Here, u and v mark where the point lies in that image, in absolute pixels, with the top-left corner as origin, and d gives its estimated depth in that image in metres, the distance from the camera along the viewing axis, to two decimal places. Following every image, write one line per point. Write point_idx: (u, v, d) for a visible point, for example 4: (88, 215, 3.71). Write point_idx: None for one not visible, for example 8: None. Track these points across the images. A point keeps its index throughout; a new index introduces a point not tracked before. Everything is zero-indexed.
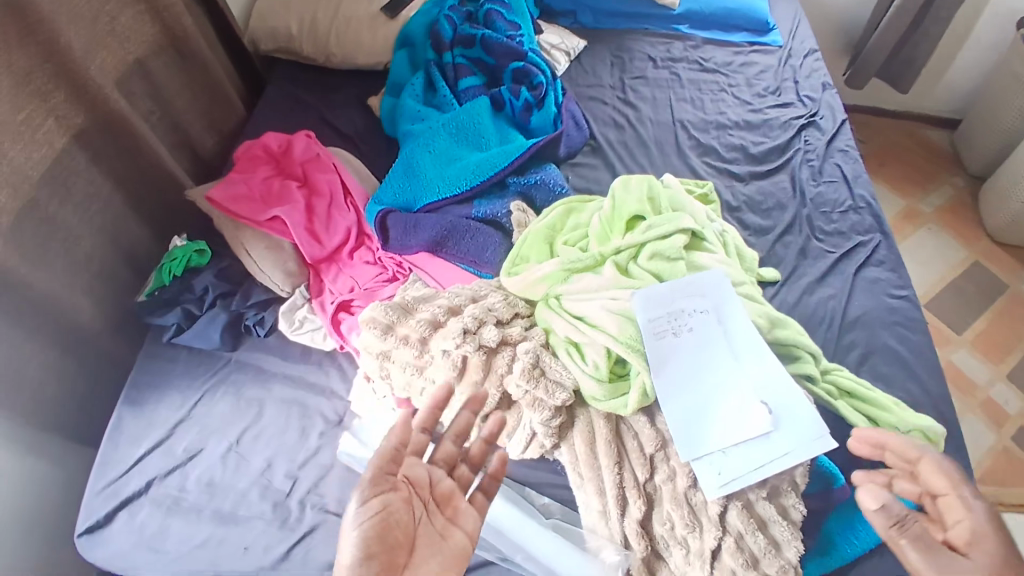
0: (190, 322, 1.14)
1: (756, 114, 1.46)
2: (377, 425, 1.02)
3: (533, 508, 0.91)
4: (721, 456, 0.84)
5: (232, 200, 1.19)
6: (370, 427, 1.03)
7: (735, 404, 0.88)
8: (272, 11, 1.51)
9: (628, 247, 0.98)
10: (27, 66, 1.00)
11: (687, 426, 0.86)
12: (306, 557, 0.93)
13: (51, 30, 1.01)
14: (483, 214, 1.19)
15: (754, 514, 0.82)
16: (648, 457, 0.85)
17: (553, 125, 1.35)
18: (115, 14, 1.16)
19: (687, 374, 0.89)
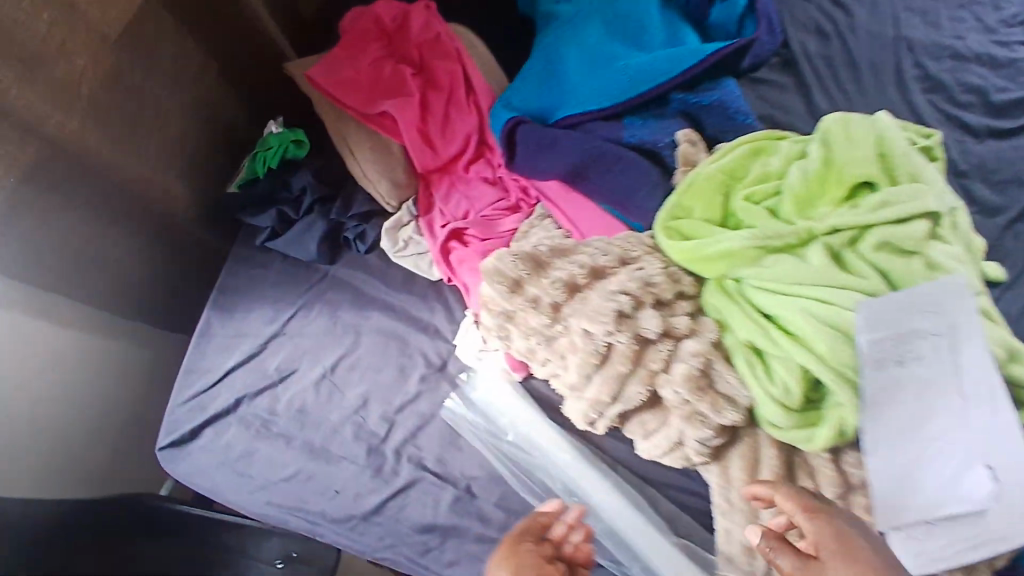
0: (285, 227, 1.01)
1: (1005, 46, 1.08)
2: (493, 388, 0.89)
3: (660, 519, 0.79)
4: (925, 531, 0.66)
5: (336, 83, 1.00)
6: (485, 388, 0.89)
7: (964, 470, 0.66)
8: None
9: (846, 227, 0.75)
10: None
11: (887, 483, 0.67)
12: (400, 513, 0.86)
13: None
14: (639, 140, 0.93)
15: None
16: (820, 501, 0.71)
17: (736, 26, 1.06)
18: None
19: (903, 419, 0.68)
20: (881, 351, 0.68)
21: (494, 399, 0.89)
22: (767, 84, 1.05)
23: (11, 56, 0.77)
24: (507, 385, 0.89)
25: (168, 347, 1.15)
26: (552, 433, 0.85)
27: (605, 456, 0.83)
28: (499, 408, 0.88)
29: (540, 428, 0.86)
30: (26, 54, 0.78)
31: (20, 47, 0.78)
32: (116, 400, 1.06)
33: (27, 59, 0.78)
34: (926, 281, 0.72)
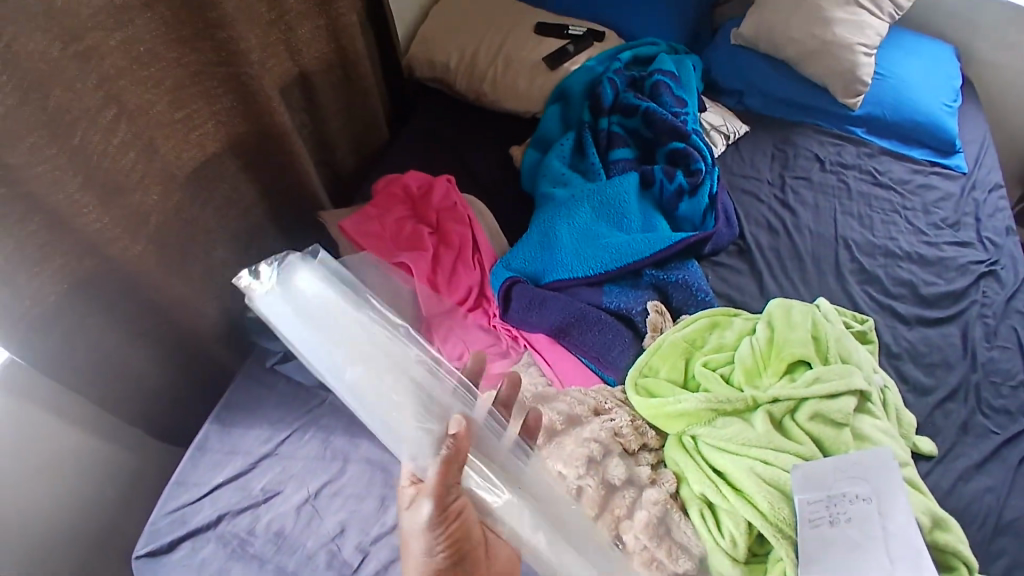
0: (295, 353, 1.14)
1: (931, 248, 1.29)
2: (298, 314, 0.71)
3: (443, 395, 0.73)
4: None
5: (362, 235, 1.17)
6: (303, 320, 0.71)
7: None
8: (437, 45, 1.52)
9: (786, 397, 0.86)
10: (197, 66, 1.02)
11: None
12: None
13: (230, 33, 1.01)
14: (616, 306, 1.08)
15: None
16: None
17: (700, 218, 1.25)
18: (294, 26, 1.17)
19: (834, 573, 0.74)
20: (818, 509, 0.76)
21: (336, 327, 0.71)
22: (726, 265, 1.24)
23: (101, 188, 0.90)
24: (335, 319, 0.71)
25: (157, 454, 1.20)
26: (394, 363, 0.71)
27: None
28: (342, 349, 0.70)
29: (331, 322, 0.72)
30: (114, 187, 0.93)
31: (111, 182, 0.92)
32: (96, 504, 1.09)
33: (111, 191, 0.92)
34: (856, 451, 0.83)
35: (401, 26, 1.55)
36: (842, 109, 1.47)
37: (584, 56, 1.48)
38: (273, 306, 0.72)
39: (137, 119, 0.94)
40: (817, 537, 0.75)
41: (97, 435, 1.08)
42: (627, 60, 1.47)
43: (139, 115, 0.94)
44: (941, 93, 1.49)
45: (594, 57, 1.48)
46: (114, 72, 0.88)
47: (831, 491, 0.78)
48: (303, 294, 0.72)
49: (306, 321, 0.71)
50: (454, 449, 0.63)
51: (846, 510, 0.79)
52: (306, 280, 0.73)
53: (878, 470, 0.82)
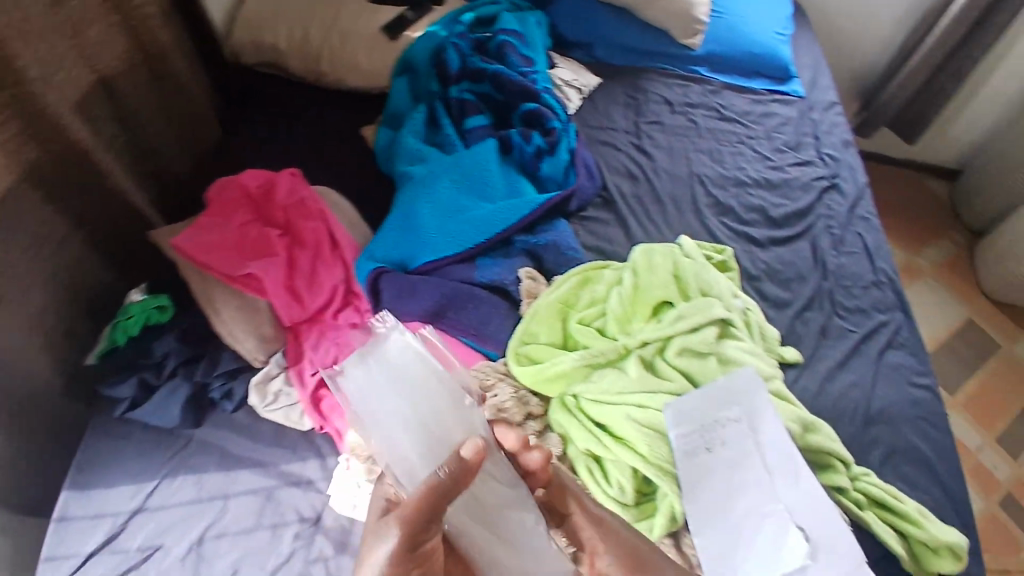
0: (145, 394, 1.04)
1: (777, 172, 1.37)
2: (381, 395, 0.58)
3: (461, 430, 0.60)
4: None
5: (202, 250, 1.07)
6: (404, 400, 0.58)
7: (773, 540, 0.77)
8: (260, 26, 1.39)
9: (654, 339, 0.89)
10: None
11: (724, 560, 0.76)
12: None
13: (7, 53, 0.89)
14: (490, 279, 1.06)
15: None
16: None
17: (563, 176, 1.25)
18: (85, 28, 1.02)
19: (719, 496, 0.79)
20: (694, 438, 0.80)
21: (418, 384, 0.59)
22: (594, 218, 1.25)
23: None
24: (424, 377, 0.59)
25: None
26: (429, 421, 0.59)
27: None
28: (411, 409, 0.58)
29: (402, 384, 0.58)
30: None
31: None
32: None
33: None
34: (722, 375, 0.88)
35: (214, 9, 1.39)
36: (683, 50, 1.51)
37: (424, 23, 1.42)
38: (369, 381, 0.58)
39: None
40: (698, 464, 0.80)
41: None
42: (469, 23, 1.42)
43: None
44: (771, 23, 1.57)
45: (434, 24, 1.41)
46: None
47: (705, 419, 0.82)
48: (391, 369, 0.59)
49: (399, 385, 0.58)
50: (452, 473, 0.56)
51: (723, 435, 0.83)
52: (396, 355, 0.59)
53: (747, 393, 0.87)
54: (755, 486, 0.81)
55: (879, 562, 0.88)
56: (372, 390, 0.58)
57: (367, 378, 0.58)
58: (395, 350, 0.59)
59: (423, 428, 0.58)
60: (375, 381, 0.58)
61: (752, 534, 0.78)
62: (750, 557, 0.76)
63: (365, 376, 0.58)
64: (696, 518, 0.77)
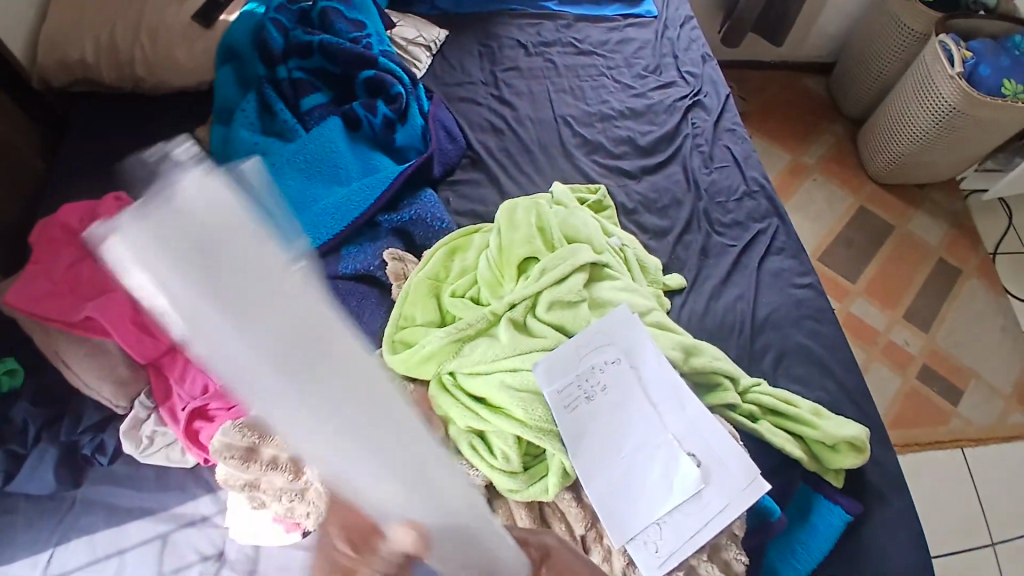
0: (19, 464, 0.91)
1: (640, 99, 1.35)
2: (219, 289, 0.26)
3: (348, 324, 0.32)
4: (655, 531, 0.75)
5: (30, 300, 0.94)
6: (249, 282, 0.27)
7: (665, 471, 0.78)
8: (55, 37, 1.20)
9: (522, 298, 0.86)
10: None
11: (620, 502, 0.76)
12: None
13: None
14: (353, 269, 1.00)
15: (719, 558, 0.75)
16: (578, 539, 0.75)
17: (421, 141, 1.18)
18: None
19: (606, 440, 0.79)
20: (569, 390, 0.79)
21: (254, 258, 0.27)
22: (464, 180, 1.19)
23: None
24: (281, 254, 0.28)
25: None
26: (307, 311, 0.29)
27: None
28: (296, 324, 0.28)
29: (235, 254, 0.26)
30: None
31: None
32: None
33: None
34: (598, 320, 0.87)
35: None
36: None
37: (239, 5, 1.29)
38: (159, 253, 0.25)
39: None
40: (580, 416, 0.79)
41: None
42: None
43: None
44: None
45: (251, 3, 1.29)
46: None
47: (580, 369, 0.81)
48: (216, 238, 0.26)
49: (217, 260, 0.26)
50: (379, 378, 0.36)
51: (602, 381, 0.82)
52: (223, 208, 0.26)
53: (622, 333, 0.86)
54: (642, 422, 0.81)
55: (777, 466, 0.90)
56: (203, 284, 0.26)
57: (169, 252, 0.25)
58: (202, 198, 0.25)
59: (298, 337, 0.29)
60: (180, 260, 0.25)
61: (644, 470, 0.78)
62: (645, 495, 0.77)
63: (165, 246, 0.25)
64: (588, 469, 0.76)
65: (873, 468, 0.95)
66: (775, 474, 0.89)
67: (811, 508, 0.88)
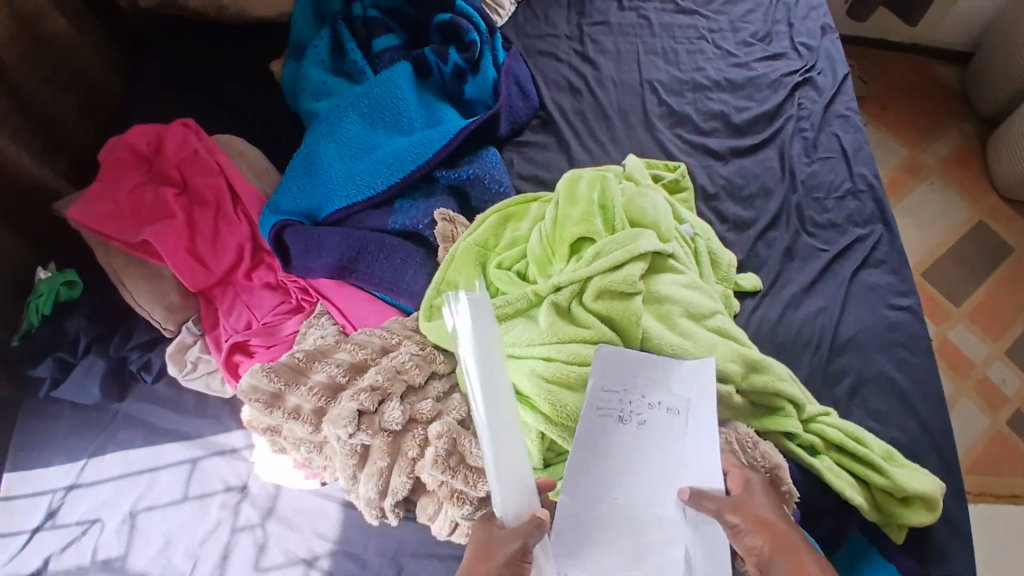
0: (66, 373, 0.97)
1: (742, 69, 1.20)
2: (484, 342, 0.60)
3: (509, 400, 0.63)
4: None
5: (93, 216, 0.97)
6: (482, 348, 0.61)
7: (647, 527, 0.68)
8: None
9: (569, 282, 0.79)
10: None
11: (579, 531, 0.67)
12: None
13: None
14: (402, 225, 0.96)
15: None
16: None
17: (492, 96, 1.10)
18: None
19: (606, 466, 0.70)
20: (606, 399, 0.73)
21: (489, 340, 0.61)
22: (533, 143, 1.10)
23: None
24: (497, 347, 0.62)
25: None
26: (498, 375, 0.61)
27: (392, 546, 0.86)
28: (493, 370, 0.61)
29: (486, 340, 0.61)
30: None
31: None
32: None
33: None
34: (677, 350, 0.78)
35: None
36: None
37: None
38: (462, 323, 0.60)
39: None
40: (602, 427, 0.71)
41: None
42: None
43: None
44: None
45: None
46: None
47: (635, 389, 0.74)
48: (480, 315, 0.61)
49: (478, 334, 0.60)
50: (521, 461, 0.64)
51: (646, 413, 0.73)
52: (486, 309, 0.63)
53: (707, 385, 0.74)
54: (655, 468, 0.71)
55: (832, 506, 0.80)
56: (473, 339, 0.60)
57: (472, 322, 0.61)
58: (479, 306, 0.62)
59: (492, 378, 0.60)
60: (475, 324, 0.61)
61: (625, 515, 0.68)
62: (607, 537, 0.67)
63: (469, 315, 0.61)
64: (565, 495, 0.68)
65: (946, 528, 0.82)
66: (828, 514, 0.80)
67: (860, 560, 0.80)
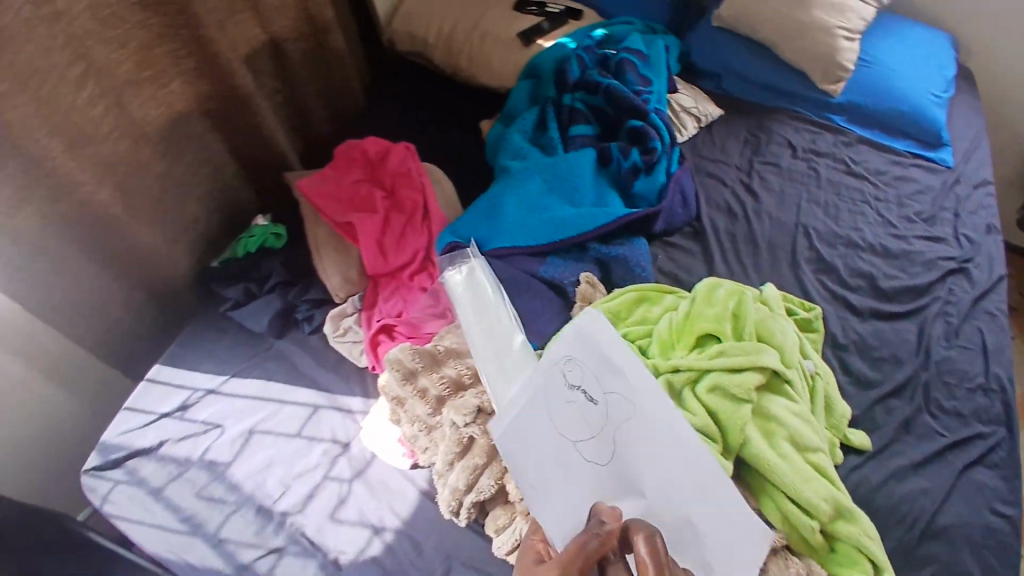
0: (248, 300, 1.18)
1: (899, 241, 1.26)
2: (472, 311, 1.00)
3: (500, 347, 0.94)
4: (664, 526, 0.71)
5: (319, 193, 1.22)
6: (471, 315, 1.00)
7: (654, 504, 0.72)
8: (415, 17, 1.53)
9: (687, 368, 0.88)
10: (139, 39, 1.08)
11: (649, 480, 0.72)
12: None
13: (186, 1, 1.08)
14: (552, 277, 1.10)
15: None
16: None
17: (656, 197, 1.24)
18: None
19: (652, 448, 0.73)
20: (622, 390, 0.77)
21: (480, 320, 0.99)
22: (680, 246, 1.23)
23: (66, 134, 0.99)
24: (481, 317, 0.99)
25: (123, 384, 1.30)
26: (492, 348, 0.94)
27: (451, 546, 0.93)
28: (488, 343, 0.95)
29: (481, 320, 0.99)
30: (79, 132, 1.02)
31: (81, 131, 1.02)
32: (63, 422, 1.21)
33: (82, 139, 1.03)
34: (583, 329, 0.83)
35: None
36: (821, 95, 1.43)
37: (558, 33, 1.47)
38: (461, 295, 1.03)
39: (103, 78, 1.04)
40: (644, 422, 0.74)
41: (49, 380, 1.16)
42: (599, 40, 1.45)
43: (106, 76, 1.04)
44: (930, 83, 1.43)
45: (568, 35, 1.47)
46: (81, 31, 0.98)
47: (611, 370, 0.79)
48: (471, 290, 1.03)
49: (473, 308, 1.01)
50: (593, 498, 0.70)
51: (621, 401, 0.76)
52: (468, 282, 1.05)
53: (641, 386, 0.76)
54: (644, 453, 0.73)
55: None
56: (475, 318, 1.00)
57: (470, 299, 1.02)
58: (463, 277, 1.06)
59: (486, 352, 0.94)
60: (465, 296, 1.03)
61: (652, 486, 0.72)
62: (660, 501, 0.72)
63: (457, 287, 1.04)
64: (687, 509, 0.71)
65: None
66: None
67: None
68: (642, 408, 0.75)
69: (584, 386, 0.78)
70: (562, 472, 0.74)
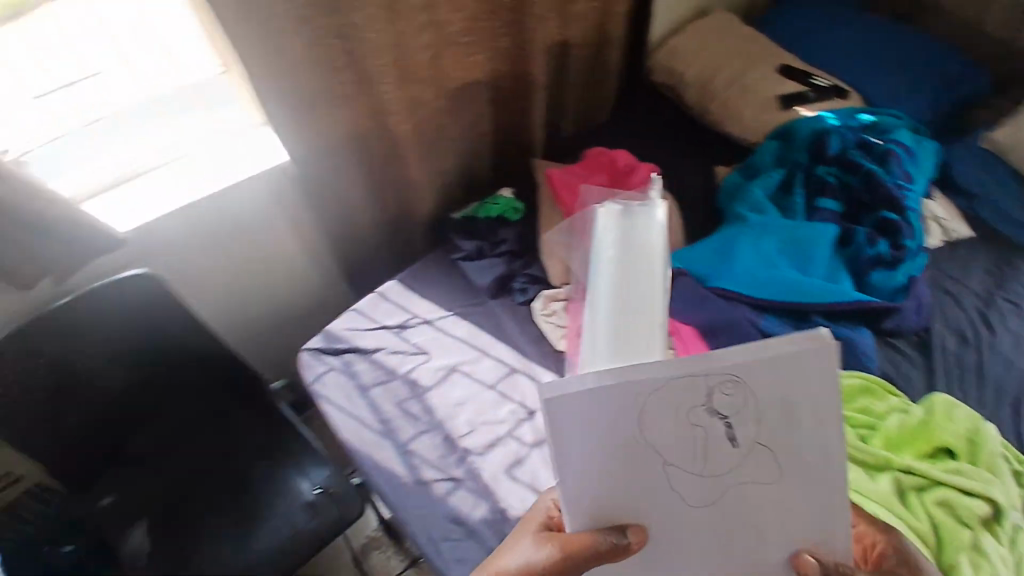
0: (478, 256, 1.31)
1: None
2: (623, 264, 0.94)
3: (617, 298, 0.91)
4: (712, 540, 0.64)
5: (564, 185, 1.33)
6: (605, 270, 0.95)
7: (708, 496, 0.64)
8: (683, 54, 1.61)
9: (918, 474, 0.95)
10: (473, 11, 1.23)
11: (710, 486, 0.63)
12: (427, 497, 1.05)
13: None
14: (772, 333, 1.15)
15: None
16: None
17: (892, 292, 1.24)
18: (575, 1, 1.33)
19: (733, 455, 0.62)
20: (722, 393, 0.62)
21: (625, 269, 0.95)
22: (896, 349, 1.21)
23: (396, 70, 1.17)
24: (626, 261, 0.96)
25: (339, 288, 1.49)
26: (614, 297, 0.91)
27: None
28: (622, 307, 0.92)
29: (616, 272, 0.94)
30: (405, 72, 1.19)
31: (405, 71, 1.19)
32: (289, 299, 1.42)
33: (403, 77, 1.19)
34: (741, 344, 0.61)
35: (656, 31, 1.67)
36: None
37: (820, 106, 1.49)
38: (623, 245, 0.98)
39: (435, 34, 1.20)
40: (771, 461, 0.62)
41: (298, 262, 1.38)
42: (861, 122, 1.44)
43: (439, 33, 1.21)
44: None
45: (828, 110, 1.48)
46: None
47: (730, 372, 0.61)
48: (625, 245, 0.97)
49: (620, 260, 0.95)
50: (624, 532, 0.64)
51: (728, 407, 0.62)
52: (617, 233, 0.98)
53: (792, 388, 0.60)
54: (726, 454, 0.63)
55: None
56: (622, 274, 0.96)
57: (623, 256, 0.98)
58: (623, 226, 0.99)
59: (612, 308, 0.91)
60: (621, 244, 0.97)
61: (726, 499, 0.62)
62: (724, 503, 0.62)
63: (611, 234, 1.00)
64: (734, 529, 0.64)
65: None
66: None
67: None
68: (776, 425, 0.61)
69: (729, 417, 0.60)
70: (634, 484, 0.62)
